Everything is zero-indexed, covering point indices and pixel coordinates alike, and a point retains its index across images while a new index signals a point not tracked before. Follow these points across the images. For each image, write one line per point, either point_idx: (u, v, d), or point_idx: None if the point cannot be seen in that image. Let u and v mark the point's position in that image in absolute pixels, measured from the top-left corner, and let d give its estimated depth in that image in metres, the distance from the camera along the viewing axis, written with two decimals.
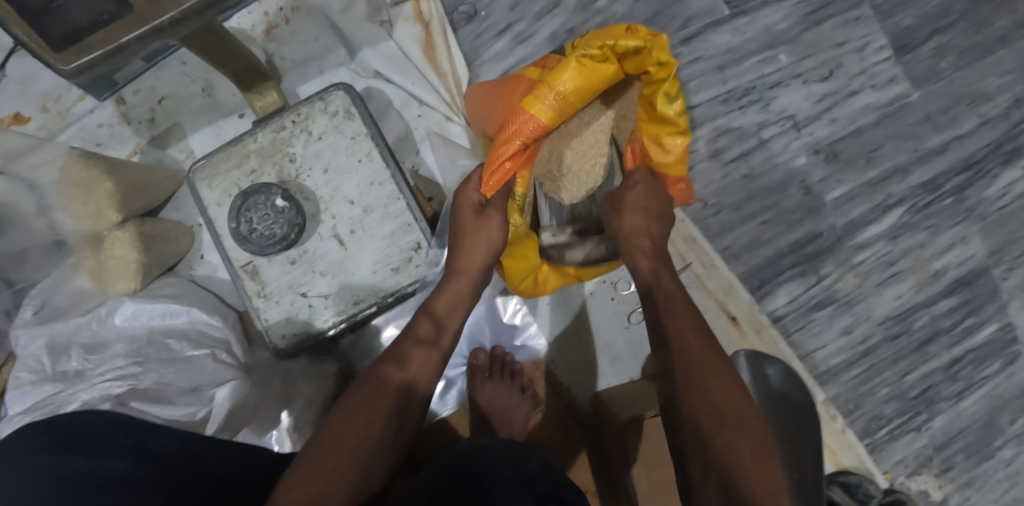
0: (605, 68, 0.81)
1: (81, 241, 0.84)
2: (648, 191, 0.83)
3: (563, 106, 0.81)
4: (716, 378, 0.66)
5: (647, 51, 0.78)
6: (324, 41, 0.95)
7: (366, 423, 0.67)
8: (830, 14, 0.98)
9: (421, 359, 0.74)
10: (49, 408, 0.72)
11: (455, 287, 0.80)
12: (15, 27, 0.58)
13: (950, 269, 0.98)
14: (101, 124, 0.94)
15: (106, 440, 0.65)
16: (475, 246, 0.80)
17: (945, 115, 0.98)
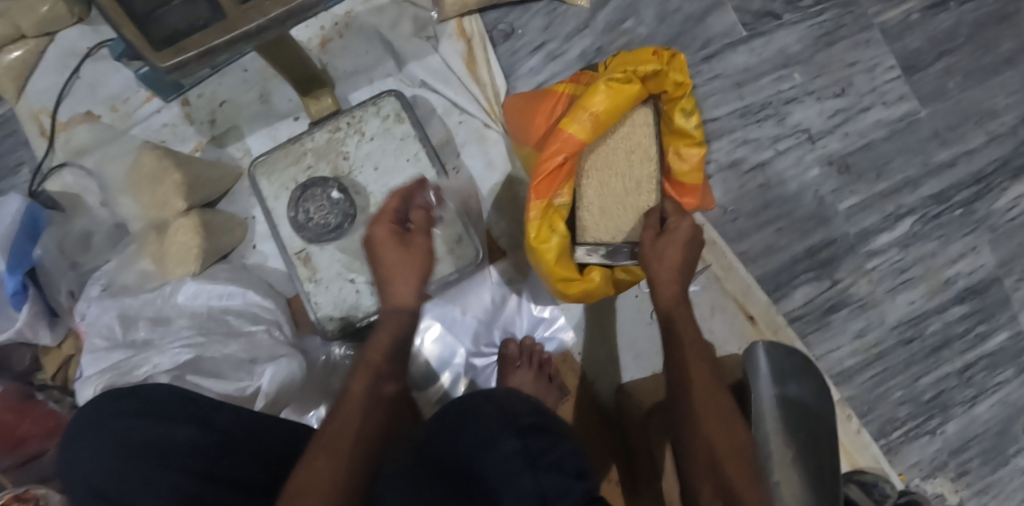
0: (630, 89, 0.88)
1: (148, 228, 0.92)
2: (684, 233, 0.83)
3: (596, 125, 0.88)
4: (709, 394, 0.69)
5: (665, 72, 0.89)
6: (374, 54, 1.03)
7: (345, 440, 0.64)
8: (841, 36, 1.05)
9: (378, 356, 0.73)
10: (121, 372, 0.81)
11: (393, 318, 0.75)
12: (123, 28, 0.66)
13: (960, 278, 1.02)
14: (165, 123, 1.03)
15: (170, 411, 0.72)
16: (405, 280, 0.76)
17: (953, 132, 1.04)
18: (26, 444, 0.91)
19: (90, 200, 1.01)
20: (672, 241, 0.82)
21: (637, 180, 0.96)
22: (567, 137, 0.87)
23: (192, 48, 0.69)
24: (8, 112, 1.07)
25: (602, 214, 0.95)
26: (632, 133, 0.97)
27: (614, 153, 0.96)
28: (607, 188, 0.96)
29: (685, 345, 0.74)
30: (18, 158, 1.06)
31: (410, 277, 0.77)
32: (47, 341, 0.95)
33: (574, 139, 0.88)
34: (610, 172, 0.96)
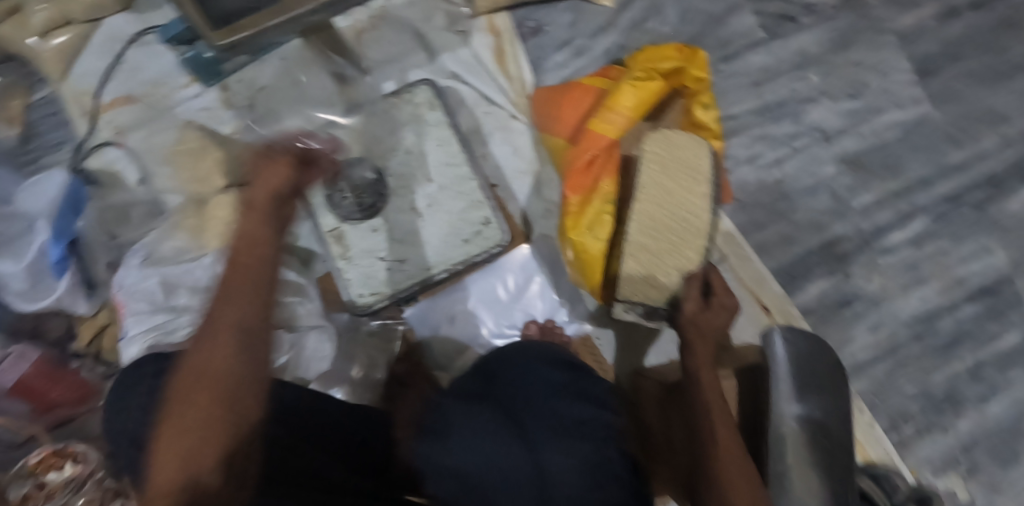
0: (653, 85, 0.95)
1: (189, 204, 0.97)
2: (719, 309, 0.84)
3: (629, 121, 0.95)
4: (727, 433, 0.69)
5: (686, 69, 0.97)
6: (407, 46, 1.07)
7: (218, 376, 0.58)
8: (856, 40, 1.09)
9: (235, 308, 0.60)
10: (165, 331, 0.86)
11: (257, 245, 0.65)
12: (186, 8, 0.71)
13: (973, 277, 1.04)
14: (204, 107, 1.06)
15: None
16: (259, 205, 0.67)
17: (965, 134, 1.07)
18: (58, 410, 0.95)
19: (129, 179, 1.04)
20: (716, 315, 0.83)
21: (687, 239, 0.90)
22: (597, 136, 0.94)
23: (247, 29, 0.73)
24: (52, 95, 1.10)
25: (643, 274, 0.89)
26: (688, 190, 0.90)
27: (664, 208, 0.90)
28: (652, 246, 0.89)
29: (702, 379, 0.75)
30: (59, 137, 1.09)
31: (264, 210, 0.67)
32: (84, 311, 0.99)
33: (604, 137, 0.94)
34: (659, 229, 0.89)
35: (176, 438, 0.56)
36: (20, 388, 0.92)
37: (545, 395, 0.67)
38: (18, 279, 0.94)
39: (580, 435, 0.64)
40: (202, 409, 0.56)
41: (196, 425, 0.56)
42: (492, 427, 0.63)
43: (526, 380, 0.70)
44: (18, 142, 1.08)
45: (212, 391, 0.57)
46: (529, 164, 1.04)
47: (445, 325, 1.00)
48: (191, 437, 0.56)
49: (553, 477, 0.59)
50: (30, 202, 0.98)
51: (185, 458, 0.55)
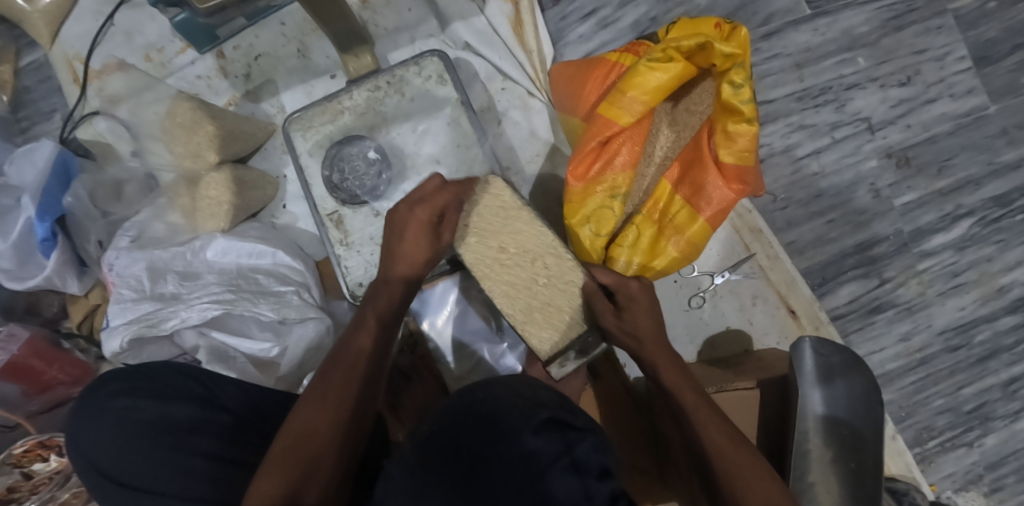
0: (673, 66, 0.83)
1: (180, 179, 0.91)
2: (649, 302, 0.73)
3: (642, 106, 0.84)
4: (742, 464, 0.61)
5: (712, 46, 0.81)
6: (417, 12, 0.98)
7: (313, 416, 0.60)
8: (912, 20, 0.98)
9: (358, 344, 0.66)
10: (149, 323, 0.80)
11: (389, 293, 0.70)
12: None
13: (1016, 286, 0.97)
14: (200, 76, 0.99)
15: (182, 390, 0.68)
16: (409, 242, 0.69)
17: (1022, 130, 0.97)
18: (54, 390, 0.94)
19: (122, 151, 1.00)
20: (638, 306, 0.72)
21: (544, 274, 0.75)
22: (609, 122, 0.84)
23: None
24: (46, 58, 1.05)
25: (553, 327, 0.74)
26: (517, 229, 0.75)
27: (518, 265, 0.75)
28: (537, 304, 0.74)
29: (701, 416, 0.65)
30: (52, 105, 1.05)
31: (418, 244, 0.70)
32: (75, 291, 0.96)
33: (617, 123, 0.84)
34: (525, 284, 0.75)
35: (285, 467, 0.57)
36: (12, 368, 0.89)
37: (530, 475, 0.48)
38: (5, 257, 0.90)
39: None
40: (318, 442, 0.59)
41: (303, 454, 0.58)
42: None
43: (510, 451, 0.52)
44: (9, 109, 1.04)
45: (322, 434, 0.59)
46: (544, 147, 0.97)
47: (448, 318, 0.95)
48: (309, 465, 0.58)
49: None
50: (20, 172, 0.93)
51: (292, 489, 0.56)
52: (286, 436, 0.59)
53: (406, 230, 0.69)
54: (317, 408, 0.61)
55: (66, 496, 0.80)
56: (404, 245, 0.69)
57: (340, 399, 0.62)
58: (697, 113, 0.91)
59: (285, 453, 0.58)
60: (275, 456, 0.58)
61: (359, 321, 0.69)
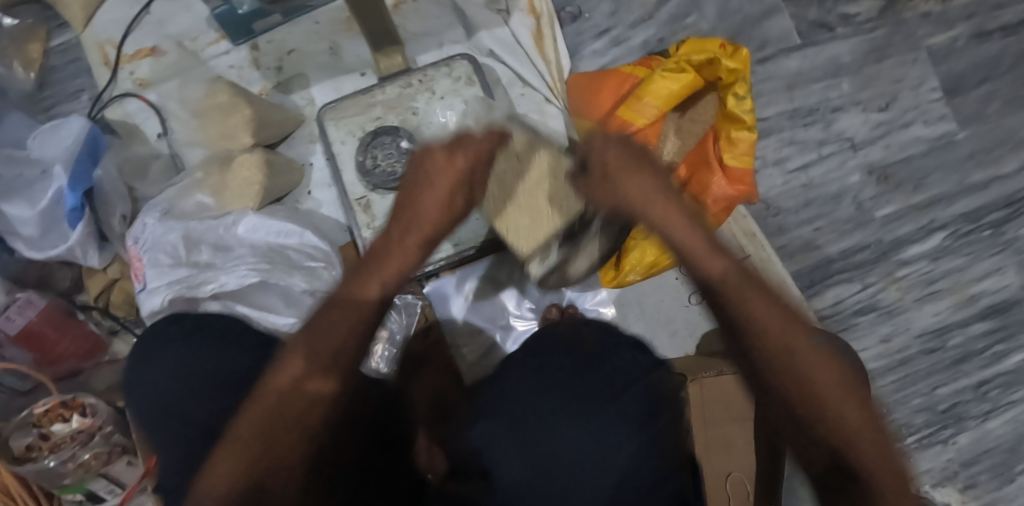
0: (686, 77, 0.91)
1: (214, 158, 0.94)
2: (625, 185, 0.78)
3: (658, 111, 0.91)
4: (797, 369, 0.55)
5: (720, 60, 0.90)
6: (445, 20, 1.05)
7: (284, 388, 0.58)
8: (889, 53, 1.09)
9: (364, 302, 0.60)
10: (188, 286, 0.84)
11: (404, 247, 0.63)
12: None
13: (985, 295, 1.05)
14: (231, 65, 1.03)
15: (208, 344, 0.68)
16: (432, 189, 0.64)
17: (987, 155, 1.08)
18: (66, 361, 0.95)
19: (149, 132, 1.04)
20: (629, 171, 0.61)
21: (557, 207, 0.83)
22: (625, 123, 0.92)
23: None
24: (76, 41, 1.08)
25: (531, 226, 0.85)
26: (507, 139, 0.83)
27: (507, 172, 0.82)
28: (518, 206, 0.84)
29: (763, 327, 0.55)
30: (77, 85, 1.07)
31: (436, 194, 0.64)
32: (95, 264, 0.97)
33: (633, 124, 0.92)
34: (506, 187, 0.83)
35: (244, 446, 0.56)
36: (26, 334, 0.91)
37: (574, 416, 0.62)
38: (30, 225, 0.93)
39: (620, 425, 0.62)
40: (293, 418, 0.57)
41: (276, 425, 0.57)
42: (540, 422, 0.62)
43: (556, 419, 0.62)
44: (34, 87, 1.07)
45: (297, 412, 0.57)
46: None
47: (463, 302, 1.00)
48: (272, 444, 0.56)
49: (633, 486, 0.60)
50: (42, 145, 0.95)
51: (247, 469, 0.55)
52: (257, 410, 0.57)
53: (432, 176, 0.65)
54: (303, 371, 0.58)
55: (86, 457, 0.80)
56: (430, 192, 0.64)
57: (331, 360, 0.58)
58: (701, 122, 0.98)
59: (254, 436, 0.56)
60: (239, 433, 0.56)
61: (353, 280, 0.61)
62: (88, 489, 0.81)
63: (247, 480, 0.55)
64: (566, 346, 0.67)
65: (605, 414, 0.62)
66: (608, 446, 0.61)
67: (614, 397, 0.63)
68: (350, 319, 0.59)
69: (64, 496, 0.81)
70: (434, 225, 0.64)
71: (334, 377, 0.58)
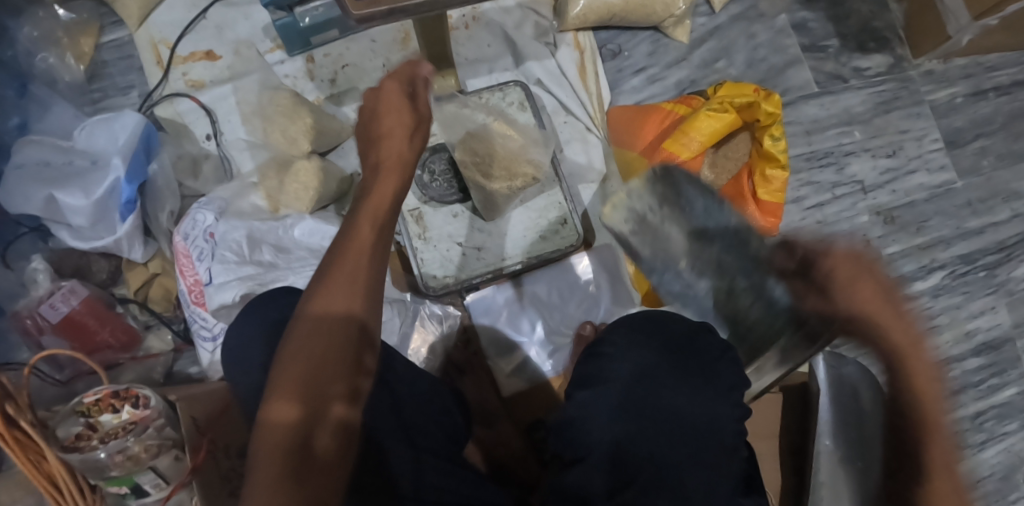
0: (726, 117, 0.96)
1: (271, 161, 0.97)
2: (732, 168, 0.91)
3: (701, 145, 0.96)
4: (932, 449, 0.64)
5: (758, 104, 0.95)
6: (495, 48, 1.11)
7: (328, 337, 0.61)
8: (897, 106, 1.19)
9: (366, 235, 0.65)
10: (259, 282, 0.87)
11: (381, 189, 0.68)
12: None
13: (980, 332, 1.14)
14: (287, 74, 1.08)
15: (256, 314, 0.72)
16: (394, 129, 0.70)
17: (982, 204, 1.17)
18: (103, 352, 0.95)
19: (198, 132, 1.06)
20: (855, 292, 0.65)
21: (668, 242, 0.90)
22: (671, 156, 0.96)
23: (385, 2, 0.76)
24: (129, 39, 1.11)
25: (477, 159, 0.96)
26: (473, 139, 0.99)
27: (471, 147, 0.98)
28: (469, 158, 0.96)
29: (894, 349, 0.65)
30: (128, 81, 1.09)
31: (400, 139, 0.70)
32: (138, 258, 0.98)
33: (677, 157, 0.96)
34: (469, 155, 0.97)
35: (294, 393, 0.59)
36: (68, 323, 0.91)
37: (649, 377, 0.68)
38: (82, 215, 0.92)
39: (693, 385, 0.68)
40: (333, 360, 0.61)
41: (318, 358, 0.60)
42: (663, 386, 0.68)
43: (633, 377, 0.68)
44: (84, 79, 1.09)
45: (333, 357, 0.61)
46: (597, 176, 1.08)
47: (501, 316, 1.02)
48: (317, 390, 0.60)
49: (715, 427, 0.66)
50: (89, 137, 0.97)
51: (305, 424, 0.58)
52: (296, 355, 0.60)
53: (386, 123, 0.70)
54: (335, 306, 0.62)
55: (137, 449, 0.78)
56: (391, 138, 0.70)
57: (351, 293, 0.63)
58: (735, 159, 1.02)
59: (299, 381, 0.59)
60: (286, 383, 0.59)
61: (347, 228, 0.66)
62: (134, 482, 0.80)
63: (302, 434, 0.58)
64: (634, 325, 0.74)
65: (678, 377, 0.68)
66: (686, 397, 0.67)
67: (689, 363, 0.70)
68: (355, 260, 0.64)
69: (110, 487, 0.81)
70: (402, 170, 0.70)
71: (358, 311, 0.62)
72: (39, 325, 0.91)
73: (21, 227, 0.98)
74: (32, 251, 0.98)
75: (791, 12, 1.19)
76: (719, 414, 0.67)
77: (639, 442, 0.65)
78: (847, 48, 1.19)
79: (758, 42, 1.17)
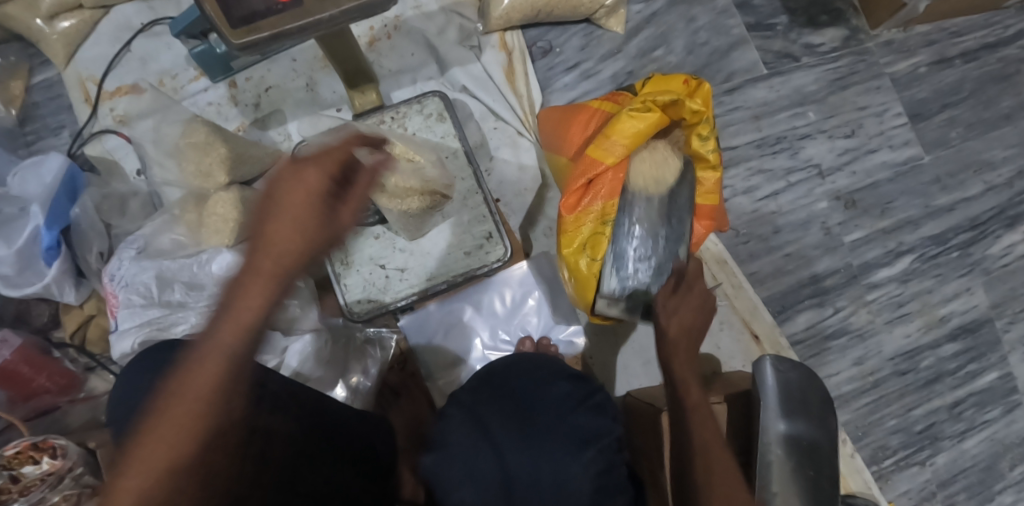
0: (649, 116, 0.90)
1: (191, 195, 0.96)
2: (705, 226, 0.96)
3: (627, 148, 0.90)
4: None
5: (682, 102, 0.90)
6: (419, 56, 1.07)
7: (208, 388, 0.52)
8: (854, 81, 1.11)
9: (260, 284, 0.55)
10: (161, 327, 0.86)
11: (288, 225, 0.56)
12: (206, 3, 0.73)
13: (954, 316, 1.07)
14: (210, 102, 1.07)
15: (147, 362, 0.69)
16: (296, 206, 0.57)
17: (952, 178, 1.10)
18: (41, 397, 0.96)
19: (128, 168, 1.06)
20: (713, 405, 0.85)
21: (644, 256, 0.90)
22: (594, 161, 0.91)
23: (267, 30, 0.74)
24: (57, 77, 1.11)
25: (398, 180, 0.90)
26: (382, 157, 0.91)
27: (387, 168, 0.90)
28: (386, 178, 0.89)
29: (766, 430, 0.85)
30: (60, 121, 1.10)
31: (297, 214, 0.57)
32: (72, 301, 0.99)
33: (602, 163, 0.91)
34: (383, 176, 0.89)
35: (153, 465, 0.50)
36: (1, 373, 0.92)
37: (490, 443, 0.69)
38: (7, 263, 0.93)
39: (534, 445, 0.69)
40: (208, 420, 0.52)
41: (190, 426, 0.51)
42: (513, 447, 0.69)
43: (490, 436, 0.69)
44: (16, 123, 1.09)
45: (206, 411, 0.52)
46: (531, 179, 1.04)
47: (436, 336, 1.00)
48: (180, 452, 0.51)
49: (564, 492, 0.66)
50: (23, 182, 0.98)
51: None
52: (172, 409, 0.51)
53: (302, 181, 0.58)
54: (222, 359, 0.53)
55: (56, 499, 0.80)
56: (285, 214, 0.56)
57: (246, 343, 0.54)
58: None
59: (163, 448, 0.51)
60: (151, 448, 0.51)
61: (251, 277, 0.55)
62: None
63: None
64: (487, 381, 0.75)
65: (517, 439, 0.69)
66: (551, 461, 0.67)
67: (534, 420, 0.70)
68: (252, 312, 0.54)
69: None
70: (302, 249, 0.57)
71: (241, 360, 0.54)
72: None
73: None
74: None
75: None
76: (568, 476, 0.67)
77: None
78: (796, 24, 1.12)
79: (699, 25, 1.11)
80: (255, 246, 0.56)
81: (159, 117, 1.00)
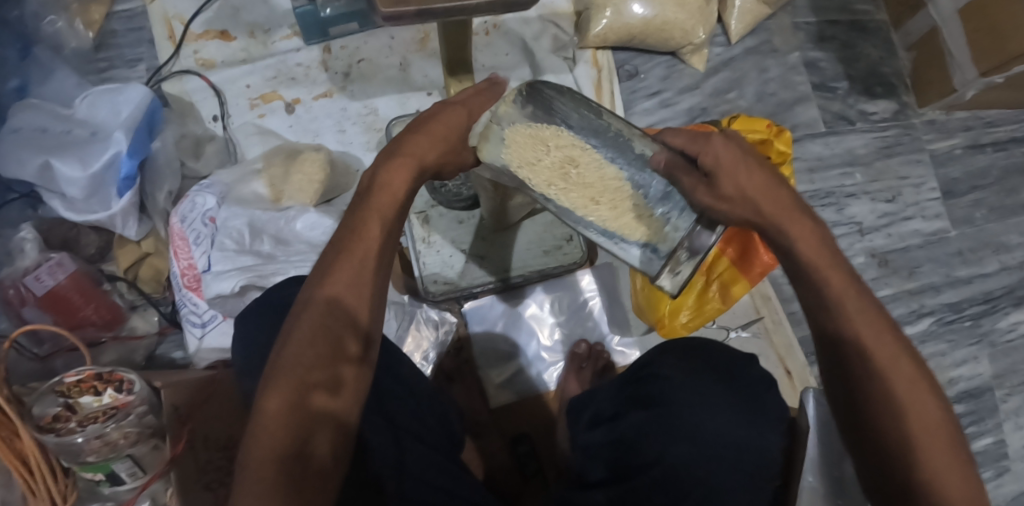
0: None
1: (279, 151, 0.96)
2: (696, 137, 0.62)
3: None
4: (929, 420, 0.56)
5: (771, 142, 0.97)
6: (513, 57, 1.11)
7: (351, 273, 0.60)
8: (899, 152, 1.21)
9: (394, 184, 0.63)
10: (260, 275, 0.86)
11: (425, 133, 0.65)
12: None
13: (962, 380, 1.15)
14: (301, 63, 1.07)
15: (285, 290, 0.77)
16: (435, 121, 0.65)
17: (972, 254, 1.20)
18: (85, 329, 0.91)
19: (204, 112, 1.04)
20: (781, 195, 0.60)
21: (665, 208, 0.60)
22: None
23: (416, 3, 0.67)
24: (141, 10, 1.09)
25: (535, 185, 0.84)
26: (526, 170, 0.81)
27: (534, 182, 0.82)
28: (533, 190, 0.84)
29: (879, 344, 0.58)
30: (138, 54, 1.07)
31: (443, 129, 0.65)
32: (131, 235, 0.94)
33: None
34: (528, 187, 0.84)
35: (311, 339, 0.58)
36: (52, 297, 0.88)
37: (701, 400, 0.68)
38: (77, 185, 0.90)
39: (744, 414, 0.68)
40: (355, 303, 0.60)
41: (333, 307, 0.59)
42: (721, 409, 0.68)
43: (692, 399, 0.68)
44: (92, 47, 1.06)
45: (351, 294, 0.60)
46: None
47: (495, 327, 1.01)
48: (326, 332, 0.59)
49: (749, 460, 0.67)
50: (91, 107, 0.94)
51: (312, 372, 0.58)
52: (320, 293, 0.59)
53: (416, 140, 0.64)
54: (338, 297, 0.59)
55: (116, 436, 0.76)
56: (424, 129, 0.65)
57: (358, 281, 0.60)
58: None
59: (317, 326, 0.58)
60: (307, 318, 0.59)
61: (353, 227, 0.62)
62: (110, 469, 0.78)
63: (311, 381, 0.57)
64: (683, 351, 0.74)
65: (733, 406, 0.69)
66: (736, 427, 0.67)
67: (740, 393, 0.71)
68: (363, 256, 0.61)
69: (82, 473, 0.78)
70: (440, 150, 0.65)
71: (355, 289, 0.60)
72: (22, 296, 0.88)
73: (11, 192, 0.94)
74: (19, 218, 0.95)
75: (804, 50, 1.21)
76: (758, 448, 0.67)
77: (690, 464, 0.65)
78: (855, 91, 1.21)
79: (770, 76, 1.19)
80: (396, 150, 0.64)
81: (254, 67, 1.06)
